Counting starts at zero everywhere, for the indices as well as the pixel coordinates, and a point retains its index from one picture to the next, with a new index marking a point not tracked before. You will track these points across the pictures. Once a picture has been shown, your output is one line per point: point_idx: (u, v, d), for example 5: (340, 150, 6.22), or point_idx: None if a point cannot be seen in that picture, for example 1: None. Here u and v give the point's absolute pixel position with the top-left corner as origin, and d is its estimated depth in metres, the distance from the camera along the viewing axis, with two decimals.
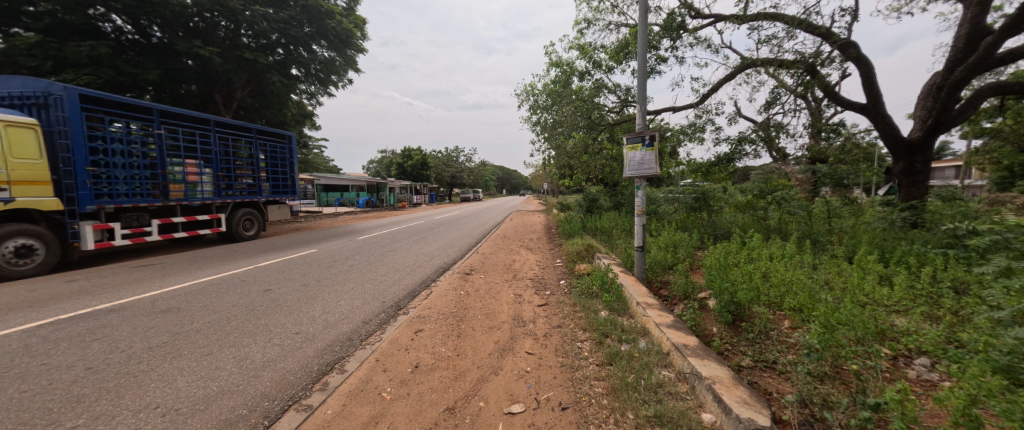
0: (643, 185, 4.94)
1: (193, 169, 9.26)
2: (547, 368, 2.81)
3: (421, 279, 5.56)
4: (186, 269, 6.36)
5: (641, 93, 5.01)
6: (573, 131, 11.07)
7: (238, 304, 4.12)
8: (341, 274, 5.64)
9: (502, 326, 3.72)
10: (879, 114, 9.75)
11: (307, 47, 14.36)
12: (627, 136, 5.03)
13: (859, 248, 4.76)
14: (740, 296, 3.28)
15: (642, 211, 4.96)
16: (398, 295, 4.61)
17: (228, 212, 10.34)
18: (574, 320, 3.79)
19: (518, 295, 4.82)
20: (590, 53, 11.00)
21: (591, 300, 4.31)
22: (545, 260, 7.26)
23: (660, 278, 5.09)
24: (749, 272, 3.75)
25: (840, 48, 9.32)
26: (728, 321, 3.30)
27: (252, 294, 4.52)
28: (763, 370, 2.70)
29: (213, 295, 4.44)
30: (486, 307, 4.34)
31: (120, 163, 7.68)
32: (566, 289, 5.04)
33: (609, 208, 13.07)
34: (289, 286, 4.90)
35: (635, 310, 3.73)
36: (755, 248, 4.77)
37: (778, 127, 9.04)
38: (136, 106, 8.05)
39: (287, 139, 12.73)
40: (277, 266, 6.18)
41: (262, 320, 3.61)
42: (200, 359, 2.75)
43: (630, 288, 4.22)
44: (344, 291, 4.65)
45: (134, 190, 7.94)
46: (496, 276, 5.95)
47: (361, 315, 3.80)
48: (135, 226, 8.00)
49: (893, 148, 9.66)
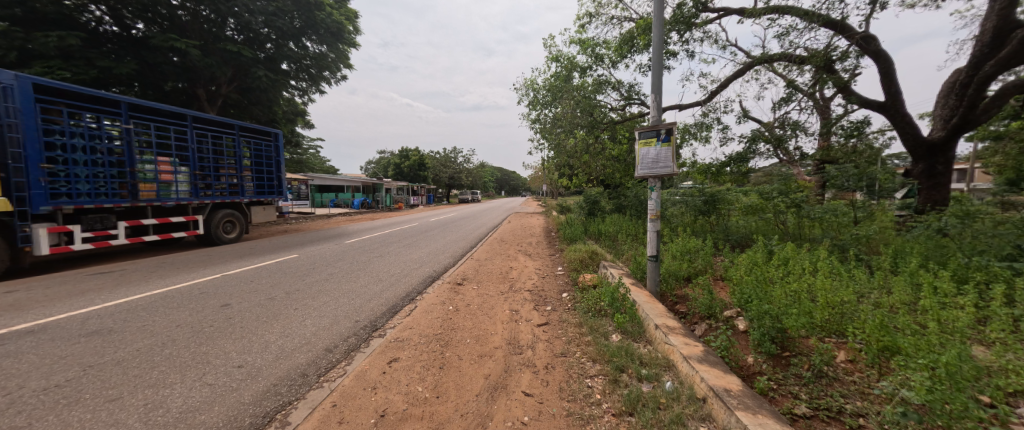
0: (657, 186, 4.33)
1: (166, 167, 8.60)
2: (550, 419, 2.19)
3: (405, 290, 4.93)
4: (147, 277, 5.72)
5: (655, 82, 4.42)
6: (573, 130, 10.53)
7: (183, 324, 3.49)
8: (316, 285, 5.01)
9: (495, 354, 3.10)
10: (898, 112, 9.19)
11: (297, 42, 13.77)
12: (638, 131, 4.42)
13: (900, 259, 4.14)
14: (788, 323, 2.67)
15: (656, 215, 4.33)
16: (376, 312, 3.98)
17: (206, 213, 9.70)
18: (581, 347, 3.17)
19: (514, 312, 4.19)
20: (591, 47, 10.45)
21: (599, 320, 3.69)
22: (544, 268, 6.69)
23: (676, 292, 4.48)
24: (791, 290, 3.14)
25: (858, 42, 8.77)
26: (770, 353, 2.69)
27: (204, 311, 3.88)
28: (829, 424, 2.07)
29: (160, 313, 3.81)
30: (478, 327, 3.72)
31: (82, 160, 7.05)
32: (569, 304, 4.42)
33: (611, 211, 12.44)
34: (251, 301, 4.26)
35: (653, 335, 3.12)
36: (786, 259, 4.18)
37: (793, 125, 8.48)
38: (101, 99, 7.43)
39: (273, 137, 12.08)
40: (246, 275, 5.53)
41: (204, 346, 2.97)
42: (101, 407, 2.13)
43: (644, 306, 3.60)
44: (312, 308, 4.02)
45: (97, 189, 7.30)
46: (491, 287, 5.33)
47: (324, 340, 3.16)
48: (98, 229, 7.35)
49: (912, 149, 9.07)
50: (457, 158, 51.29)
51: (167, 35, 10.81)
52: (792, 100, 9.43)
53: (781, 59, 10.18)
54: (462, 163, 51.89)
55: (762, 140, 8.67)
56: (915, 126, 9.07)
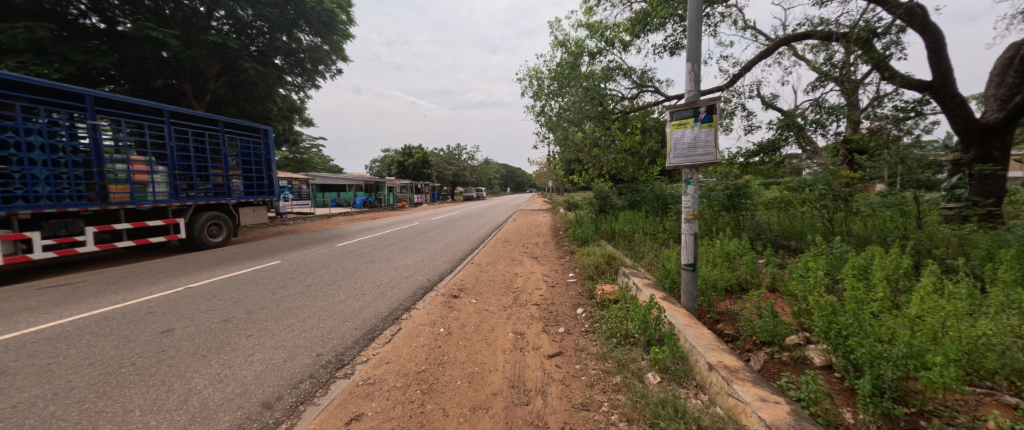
0: (695, 177, 3.49)
1: (142, 167, 7.94)
2: None
3: (389, 307, 4.15)
4: (97, 291, 5.00)
5: (691, 51, 3.58)
6: (582, 121, 9.63)
7: (100, 362, 2.76)
8: (286, 301, 4.25)
9: (492, 406, 2.31)
10: (947, 93, 7.84)
11: (289, 34, 13.09)
12: (669, 111, 3.57)
13: (1009, 270, 3.18)
14: (924, 375, 1.80)
15: (693, 215, 3.49)
16: (346, 340, 3.20)
17: (188, 216, 9.00)
18: (608, 396, 2.35)
19: (518, 337, 3.39)
20: (601, 30, 9.55)
21: (628, 351, 2.87)
22: (553, 274, 5.88)
23: (717, 309, 3.68)
24: (904, 318, 2.27)
25: (904, 14, 7.68)
26: (888, 414, 1.85)
27: (136, 341, 3.13)
28: None
29: (80, 345, 3.07)
30: (472, 360, 2.93)
31: (40, 159, 6.41)
32: (586, 325, 3.63)
33: (623, 208, 11.28)
34: (200, 325, 3.52)
35: (707, 379, 2.30)
36: (863, 271, 3.32)
37: (827, 108, 7.46)
38: (64, 92, 6.81)
39: (263, 133, 11.34)
40: (210, 289, 4.79)
41: (101, 402, 2.21)
42: None
43: (688, 333, 2.77)
44: (271, 335, 3.25)
45: (59, 192, 6.68)
46: (492, 300, 4.55)
47: (266, 388, 2.38)
48: (61, 236, 6.73)
49: (962, 134, 7.68)
50: (461, 154, 50.62)
51: (144, 25, 10.11)
52: (824, 83, 8.39)
53: (812, 37, 9.14)
54: (467, 160, 51.05)
55: (795, 126, 7.31)
56: (968, 107, 7.69)
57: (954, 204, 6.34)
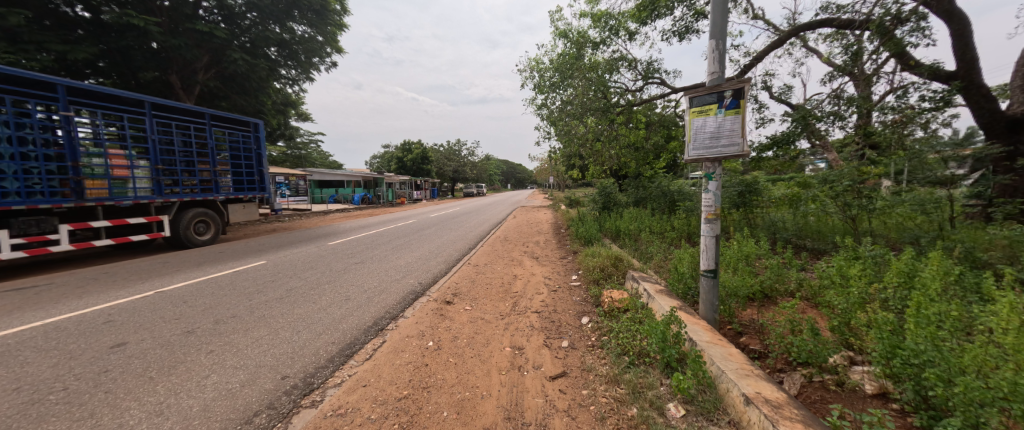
0: (716, 172, 3.06)
1: (121, 161, 7.54)
2: None
3: (373, 316, 3.75)
4: (59, 295, 4.59)
5: (715, 29, 3.14)
6: (585, 116, 9.16)
7: (26, 387, 2.35)
8: (261, 309, 3.85)
9: None
10: (971, 84, 7.11)
11: (282, 24, 12.63)
12: (689, 96, 3.14)
13: None
14: None
15: (714, 215, 3.07)
16: (320, 358, 2.80)
17: (173, 213, 8.59)
18: None
19: (517, 352, 2.99)
20: (604, 19, 9.06)
21: (643, 375, 2.47)
22: (554, 277, 5.48)
23: (739, 320, 3.28)
24: (992, 344, 1.83)
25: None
26: None
27: (80, 359, 2.74)
28: None
29: (13, 363, 2.67)
30: (462, 383, 2.53)
31: (8, 153, 6.00)
32: (593, 339, 3.22)
33: (628, 205, 10.86)
34: (158, 338, 3.12)
35: (744, 416, 1.89)
36: (910, 280, 2.90)
37: (845, 99, 7.01)
38: (33, 81, 6.39)
39: (253, 127, 10.90)
40: (181, 294, 4.40)
41: None
42: None
43: (715, 354, 2.36)
44: (235, 351, 2.86)
45: (29, 187, 6.31)
46: (488, 306, 4.15)
47: (211, 425, 1.99)
48: (33, 234, 6.35)
49: (986, 127, 6.98)
50: (461, 151, 50.12)
51: (125, 13, 9.62)
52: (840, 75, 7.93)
53: (829, 25, 8.63)
54: (467, 156, 50.64)
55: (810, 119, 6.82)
56: (993, 99, 6.96)
57: (976, 201, 5.89)
